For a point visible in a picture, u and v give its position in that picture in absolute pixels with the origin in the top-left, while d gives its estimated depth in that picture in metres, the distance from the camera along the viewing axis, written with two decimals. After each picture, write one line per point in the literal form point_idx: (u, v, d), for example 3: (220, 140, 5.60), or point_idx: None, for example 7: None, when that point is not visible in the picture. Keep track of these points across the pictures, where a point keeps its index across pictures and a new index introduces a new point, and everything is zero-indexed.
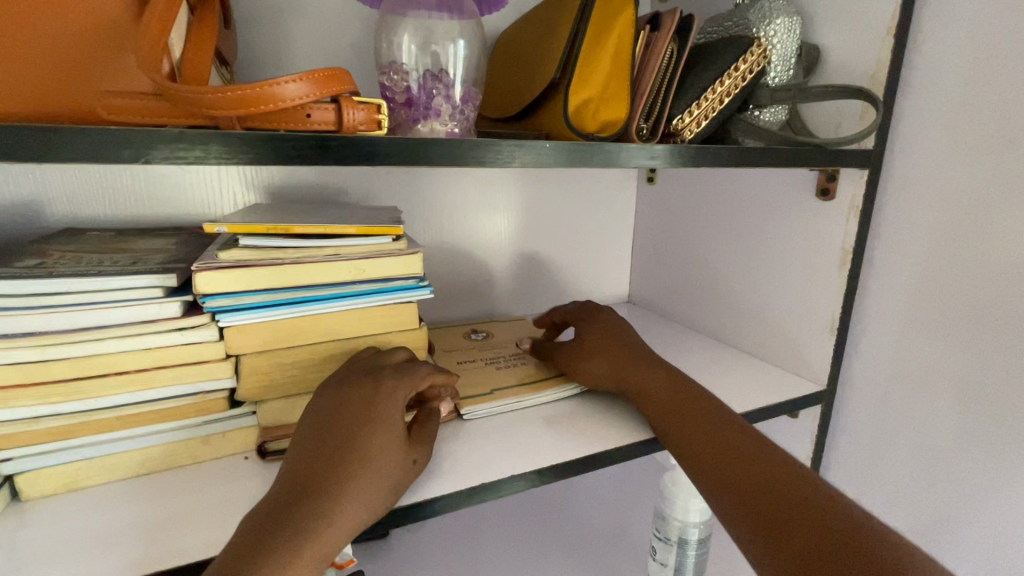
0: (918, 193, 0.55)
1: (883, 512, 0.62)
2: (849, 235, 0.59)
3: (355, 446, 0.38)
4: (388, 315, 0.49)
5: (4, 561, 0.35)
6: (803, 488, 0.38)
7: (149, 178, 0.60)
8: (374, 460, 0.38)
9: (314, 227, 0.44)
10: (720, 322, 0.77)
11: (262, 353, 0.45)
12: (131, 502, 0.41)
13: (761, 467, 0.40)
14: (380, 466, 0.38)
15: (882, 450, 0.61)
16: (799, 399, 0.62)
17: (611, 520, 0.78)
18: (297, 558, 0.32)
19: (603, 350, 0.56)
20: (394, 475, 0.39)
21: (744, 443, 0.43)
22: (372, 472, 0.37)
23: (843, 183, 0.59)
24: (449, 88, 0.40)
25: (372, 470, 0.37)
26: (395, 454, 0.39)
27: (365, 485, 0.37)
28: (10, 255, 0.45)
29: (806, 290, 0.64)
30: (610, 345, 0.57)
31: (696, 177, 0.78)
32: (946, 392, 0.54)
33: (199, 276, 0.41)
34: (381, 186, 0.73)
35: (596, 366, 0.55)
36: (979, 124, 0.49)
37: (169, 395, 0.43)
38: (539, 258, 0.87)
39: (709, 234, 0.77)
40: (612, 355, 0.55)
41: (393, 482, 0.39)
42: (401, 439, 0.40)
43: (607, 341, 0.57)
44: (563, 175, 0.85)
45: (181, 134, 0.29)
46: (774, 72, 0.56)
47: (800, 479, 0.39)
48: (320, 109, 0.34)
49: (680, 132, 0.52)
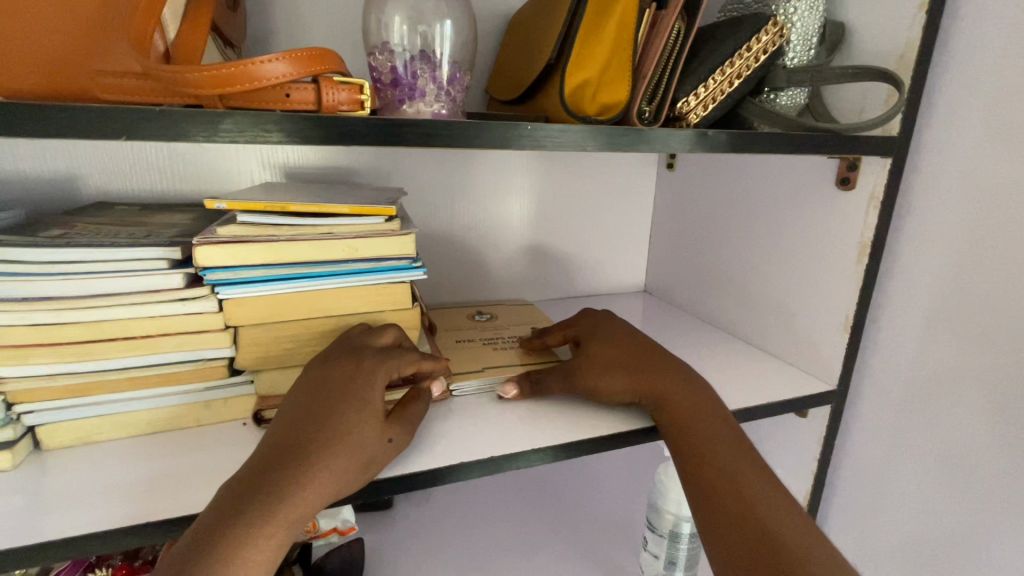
0: (949, 183, 0.51)
1: (895, 520, 0.59)
2: (869, 227, 0.55)
3: (331, 421, 0.39)
4: (382, 294, 0.50)
5: (22, 502, 0.39)
6: (798, 545, 0.38)
7: (172, 155, 0.63)
8: (349, 436, 0.39)
9: (309, 206, 0.46)
10: (734, 315, 0.75)
11: (259, 325, 0.47)
12: (136, 458, 0.44)
13: (765, 520, 0.39)
14: (355, 442, 0.39)
15: (898, 456, 0.58)
16: (807, 398, 0.59)
17: (612, 509, 0.77)
18: (268, 521, 0.34)
19: (621, 360, 0.52)
20: (369, 453, 0.40)
21: (751, 486, 0.42)
22: (346, 446, 0.39)
23: (864, 173, 0.55)
24: (435, 68, 0.41)
25: (347, 445, 0.39)
26: (372, 432, 0.40)
27: (338, 458, 0.38)
28: (39, 225, 0.49)
29: (823, 285, 0.61)
30: (626, 353, 0.53)
31: (716, 164, 0.75)
32: (969, 398, 0.51)
33: (199, 250, 0.43)
34: (394, 168, 0.74)
35: (614, 381, 0.50)
36: (1020, 110, 0.45)
37: (174, 360, 0.45)
38: (552, 244, 0.87)
39: (727, 224, 0.74)
40: (627, 364, 0.51)
41: (367, 458, 0.40)
42: (379, 417, 0.41)
43: (623, 347, 0.54)
44: (579, 160, 0.84)
45: (163, 113, 0.31)
46: (793, 52, 0.53)
47: (802, 536, 0.38)
48: (300, 89, 0.35)
49: (685, 116, 0.50)
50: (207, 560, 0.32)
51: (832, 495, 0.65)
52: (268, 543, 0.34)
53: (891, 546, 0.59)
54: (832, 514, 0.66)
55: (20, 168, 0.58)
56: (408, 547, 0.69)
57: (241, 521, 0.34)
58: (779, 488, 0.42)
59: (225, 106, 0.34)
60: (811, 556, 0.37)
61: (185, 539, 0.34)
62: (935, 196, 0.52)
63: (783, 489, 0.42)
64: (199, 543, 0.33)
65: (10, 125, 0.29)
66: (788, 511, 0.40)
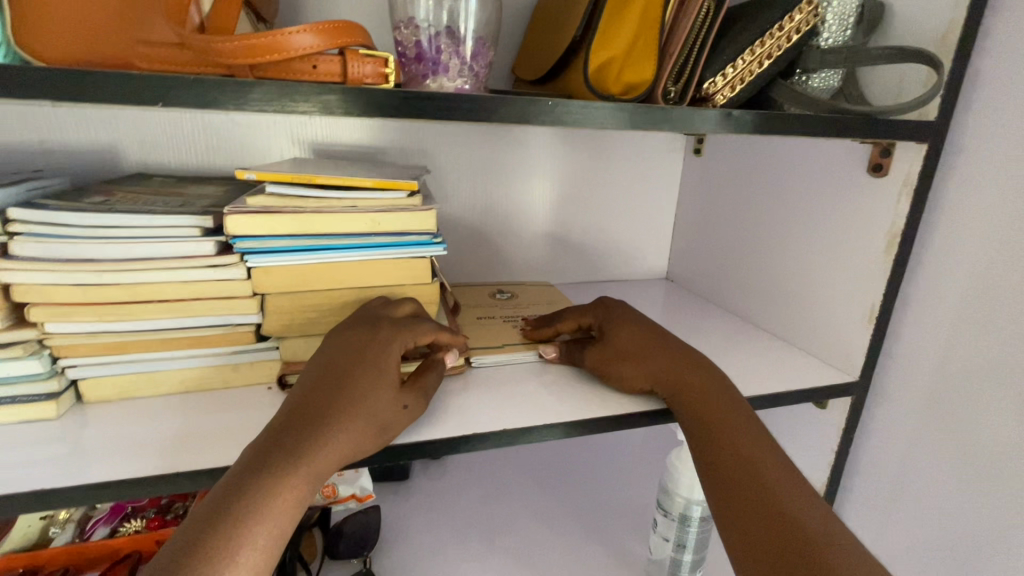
0: (988, 171, 0.49)
1: (914, 516, 0.57)
2: (900, 215, 0.54)
3: (348, 387, 0.41)
4: (402, 268, 0.51)
5: (64, 449, 0.42)
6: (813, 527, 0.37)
7: (206, 129, 0.66)
8: (366, 399, 0.41)
9: (334, 179, 0.47)
10: (756, 303, 0.73)
11: (284, 293, 0.48)
12: (168, 414, 0.46)
13: (784, 506, 0.39)
14: (371, 405, 0.41)
15: (920, 451, 0.56)
16: (826, 388, 0.58)
17: (623, 491, 0.78)
18: (288, 476, 0.36)
19: (636, 351, 0.52)
20: (385, 415, 0.41)
21: (773, 479, 0.41)
22: (361, 410, 0.40)
23: (898, 159, 0.53)
24: (459, 43, 0.41)
25: (361, 409, 0.40)
26: (388, 397, 0.42)
27: (355, 419, 0.40)
28: (83, 193, 0.51)
29: (850, 273, 0.59)
30: (642, 341, 0.53)
31: (745, 150, 0.74)
32: (998, 395, 0.49)
33: (230, 218, 0.45)
34: (418, 146, 0.75)
35: (630, 371, 0.51)
36: None
37: (204, 324, 0.48)
38: (573, 228, 0.86)
39: (754, 210, 0.73)
40: (642, 355, 0.51)
41: (381, 423, 0.41)
42: (393, 385, 0.43)
43: (640, 336, 0.53)
44: (605, 142, 0.83)
45: (196, 80, 0.32)
46: (827, 32, 0.51)
47: (817, 517, 0.38)
48: (326, 61, 0.35)
49: (712, 97, 0.49)
50: (233, 509, 0.34)
51: (848, 488, 0.64)
52: (291, 494, 0.36)
53: (906, 542, 0.58)
54: (848, 508, 0.65)
55: (64, 138, 0.61)
56: (423, 518, 0.71)
57: (265, 472, 0.36)
58: (804, 481, 0.41)
59: (255, 76, 0.35)
60: (825, 539, 0.36)
61: (213, 489, 0.36)
62: (974, 185, 0.50)
63: (799, 474, 0.42)
64: (226, 492, 0.35)
65: (55, 90, 0.31)
66: (803, 495, 0.40)
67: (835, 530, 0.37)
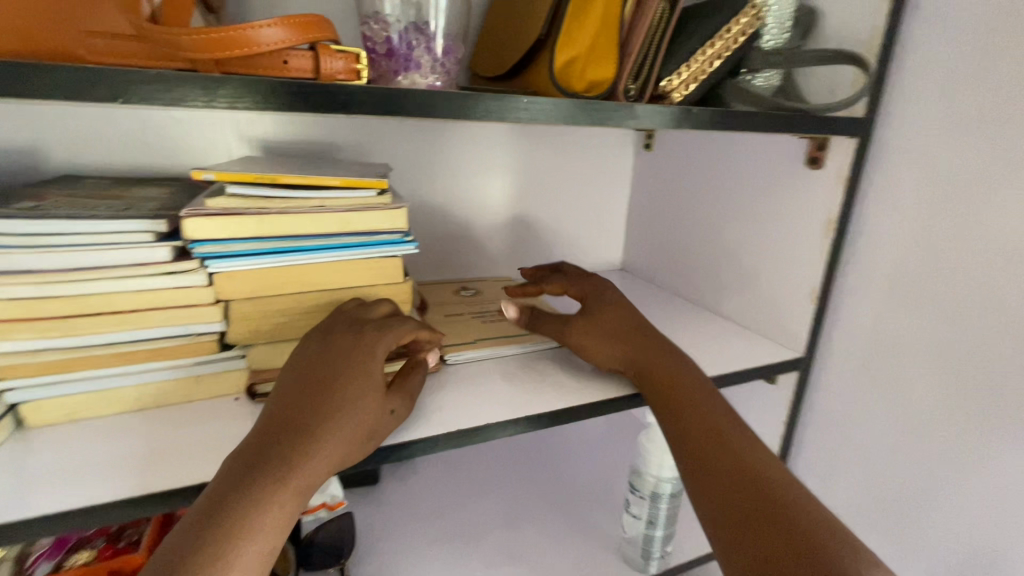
0: (908, 162, 0.54)
1: (853, 475, 0.63)
2: (835, 202, 0.59)
3: (337, 393, 0.40)
4: (373, 268, 0.50)
5: (9, 479, 0.38)
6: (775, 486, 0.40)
7: (144, 126, 0.61)
8: (352, 406, 0.40)
9: (300, 178, 0.45)
10: (708, 289, 0.78)
11: (250, 299, 0.46)
12: (126, 433, 0.43)
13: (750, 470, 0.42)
14: (358, 411, 0.40)
15: (856, 416, 0.62)
16: (776, 364, 0.63)
17: (591, 476, 0.81)
18: (279, 490, 0.35)
19: (620, 330, 0.55)
20: (373, 421, 0.40)
21: (745, 455, 0.43)
22: (351, 417, 0.39)
23: (832, 152, 0.59)
24: (431, 40, 0.41)
25: (351, 417, 0.39)
26: (376, 402, 0.41)
27: (343, 427, 0.39)
28: (9, 198, 0.47)
29: (792, 258, 0.64)
30: (622, 322, 0.56)
31: (692, 144, 0.78)
32: (921, 361, 0.55)
33: (188, 222, 0.42)
34: (375, 143, 0.73)
35: (613, 348, 0.54)
36: (973, 93, 0.49)
37: (162, 335, 0.45)
38: (532, 222, 0.88)
39: (703, 202, 0.77)
40: (622, 336, 0.54)
41: (370, 429, 0.40)
42: (381, 390, 0.42)
43: (622, 316, 0.56)
44: (560, 138, 0.85)
45: (158, 75, 0.30)
46: (769, 34, 0.55)
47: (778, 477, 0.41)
48: (297, 56, 0.34)
49: (669, 94, 0.52)
50: (223, 527, 0.33)
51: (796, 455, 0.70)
52: (283, 508, 0.35)
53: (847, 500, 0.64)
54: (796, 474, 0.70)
55: None
56: (397, 521, 0.70)
57: (252, 487, 0.34)
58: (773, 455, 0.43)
59: (220, 71, 0.33)
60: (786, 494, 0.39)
61: (196, 507, 0.34)
62: (897, 175, 0.55)
63: (756, 440, 0.44)
64: (212, 510, 0.33)
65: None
66: (765, 458, 0.43)
67: (806, 496, 0.39)
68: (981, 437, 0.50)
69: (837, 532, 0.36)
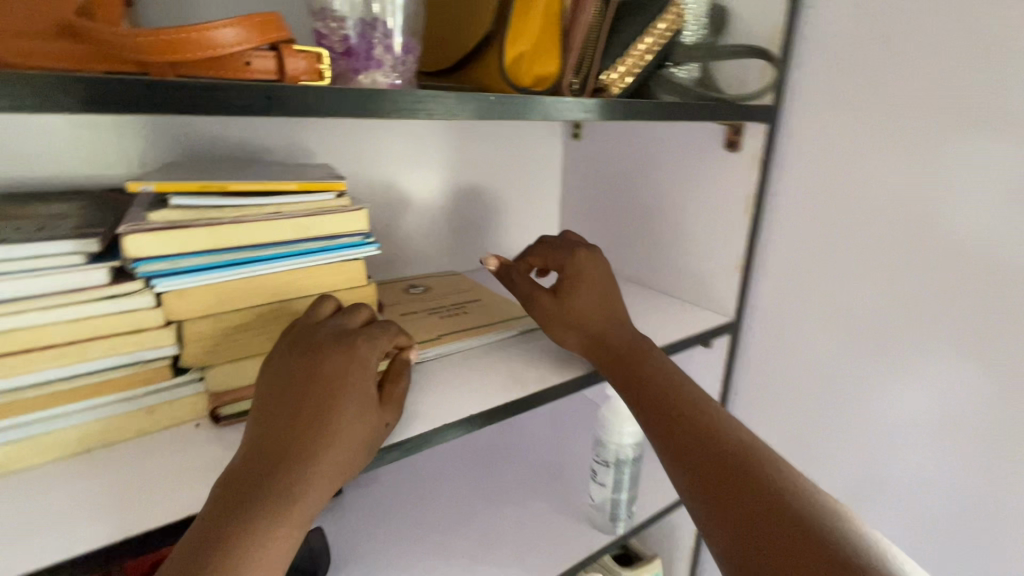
0: (809, 144, 0.62)
1: (780, 419, 0.73)
2: (752, 181, 0.66)
3: (332, 415, 0.38)
4: (336, 273, 0.49)
5: None
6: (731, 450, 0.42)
7: (34, 132, 0.54)
8: (347, 426, 0.38)
9: (250, 184, 0.44)
10: (642, 267, 0.84)
11: (205, 317, 0.43)
12: (76, 480, 0.39)
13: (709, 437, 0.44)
14: (351, 432, 0.38)
15: (779, 367, 0.71)
16: (711, 330, 0.70)
17: (551, 454, 0.84)
18: (281, 521, 0.34)
19: (590, 316, 0.56)
20: (366, 439, 0.39)
21: (723, 437, 0.43)
22: (348, 439, 0.38)
23: (747, 136, 0.66)
24: (388, 36, 0.40)
25: (348, 438, 0.38)
26: (370, 419, 0.40)
27: (342, 449, 0.38)
28: None
29: (717, 233, 0.72)
30: (595, 307, 0.57)
31: (619, 132, 0.83)
32: (829, 314, 0.64)
33: (127, 240, 0.38)
34: (307, 142, 0.70)
35: (577, 338, 0.56)
36: (858, 83, 0.57)
37: (106, 366, 0.40)
38: (472, 215, 0.89)
39: (632, 186, 0.83)
40: (591, 324, 0.56)
41: (366, 447, 0.40)
42: (375, 406, 0.41)
43: (596, 299, 0.57)
44: (492, 131, 0.86)
45: (109, 79, 0.28)
46: (688, 30, 0.60)
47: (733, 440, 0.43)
48: (259, 57, 0.33)
49: (608, 87, 0.56)
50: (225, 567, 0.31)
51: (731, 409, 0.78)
52: (286, 540, 0.34)
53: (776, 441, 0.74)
54: None
55: None
56: (368, 528, 0.69)
57: (251, 520, 0.33)
58: (750, 432, 0.44)
59: (174, 75, 0.31)
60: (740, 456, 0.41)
61: (190, 546, 0.32)
62: (801, 153, 0.63)
63: (715, 408, 0.46)
64: (211, 549, 0.32)
65: None
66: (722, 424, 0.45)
67: (788, 475, 0.40)
68: (881, 372, 0.61)
69: (812, 507, 0.37)
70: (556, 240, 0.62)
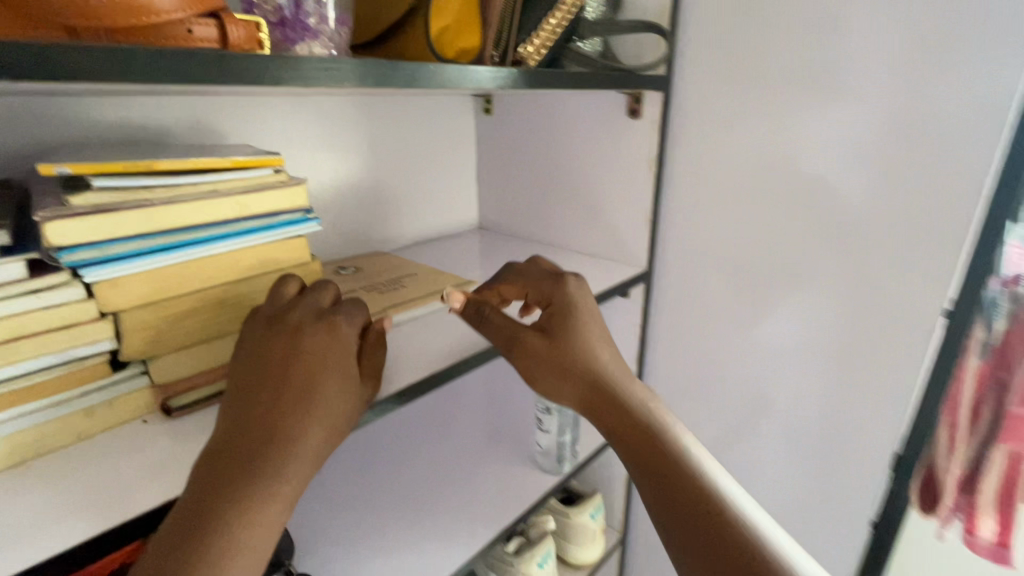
0: (699, 109, 0.72)
1: (692, 352, 0.84)
2: (654, 144, 0.75)
3: (314, 393, 0.38)
4: (279, 251, 0.48)
5: None
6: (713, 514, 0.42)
7: None
8: (330, 402, 0.39)
9: (180, 162, 0.41)
10: (561, 232, 0.90)
11: (144, 307, 0.41)
12: (18, 494, 0.36)
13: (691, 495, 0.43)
14: (334, 406, 0.39)
15: (688, 306, 0.82)
16: (630, 280, 0.79)
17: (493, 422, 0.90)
18: (266, 496, 0.34)
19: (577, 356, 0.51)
20: (349, 414, 0.40)
21: (691, 464, 0.45)
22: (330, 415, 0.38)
23: (646, 103, 0.74)
24: (322, 7, 0.40)
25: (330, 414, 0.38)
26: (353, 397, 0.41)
27: (323, 424, 0.38)
28: None
29: (627, 193, 0.80)
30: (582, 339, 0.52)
31: (529, 106, 0.87)
32: (726, 254, 0.76)
33: (48, 227, 0.35)
34: (211, 123, 0.65)
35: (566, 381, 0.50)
36: (735, 55, 0.68)
37: (35, 368, 0.37)
38: (391, 192, 0.88)
39: (546, 157, 0.88)
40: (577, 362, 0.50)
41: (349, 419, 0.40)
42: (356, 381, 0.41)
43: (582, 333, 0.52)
44: (405, 108, 0.86)
45: (45, 46, 0.26)
46: (590, 7, 0.66)
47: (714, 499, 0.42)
48: (200, 25, 0.32)
49: (525, 60, 0.59)
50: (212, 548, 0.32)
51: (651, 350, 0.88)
52: (273, 515, 0.34)
53: (690, 371, 0.85)
54: (652, 366, 0.89)
55: None
56: None
57: (236, 498, 0.34)
58: (714, 459, 0.47)
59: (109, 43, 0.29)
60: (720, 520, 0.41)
61: (173, 530, 0.32)
62: (693, 118, 0.73)
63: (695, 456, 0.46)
64: (198, 527, 0.32)
65: None
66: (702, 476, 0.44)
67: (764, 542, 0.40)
68: (768, 296, 0.74)
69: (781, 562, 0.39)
70: (531, 269, 0.59)
